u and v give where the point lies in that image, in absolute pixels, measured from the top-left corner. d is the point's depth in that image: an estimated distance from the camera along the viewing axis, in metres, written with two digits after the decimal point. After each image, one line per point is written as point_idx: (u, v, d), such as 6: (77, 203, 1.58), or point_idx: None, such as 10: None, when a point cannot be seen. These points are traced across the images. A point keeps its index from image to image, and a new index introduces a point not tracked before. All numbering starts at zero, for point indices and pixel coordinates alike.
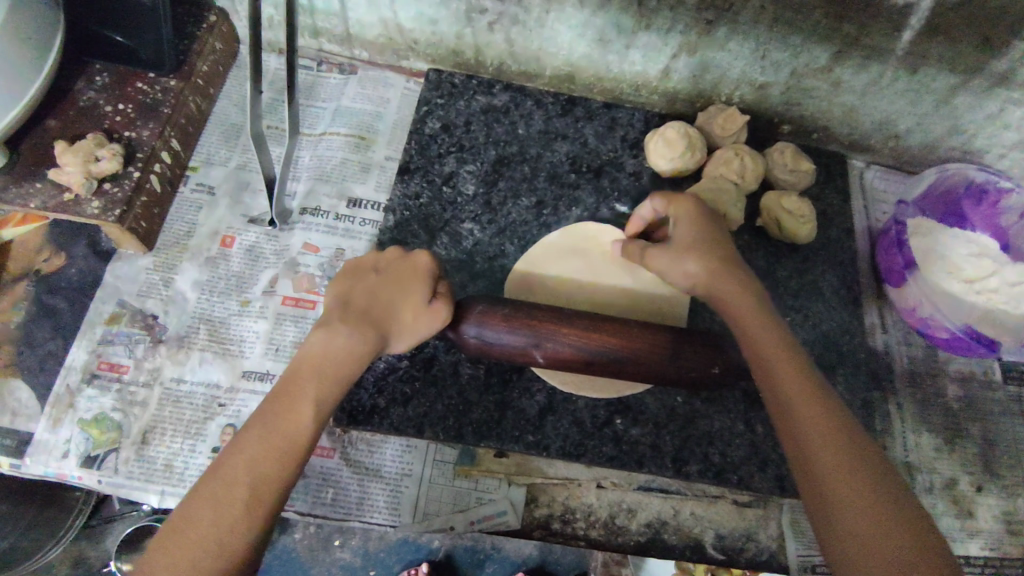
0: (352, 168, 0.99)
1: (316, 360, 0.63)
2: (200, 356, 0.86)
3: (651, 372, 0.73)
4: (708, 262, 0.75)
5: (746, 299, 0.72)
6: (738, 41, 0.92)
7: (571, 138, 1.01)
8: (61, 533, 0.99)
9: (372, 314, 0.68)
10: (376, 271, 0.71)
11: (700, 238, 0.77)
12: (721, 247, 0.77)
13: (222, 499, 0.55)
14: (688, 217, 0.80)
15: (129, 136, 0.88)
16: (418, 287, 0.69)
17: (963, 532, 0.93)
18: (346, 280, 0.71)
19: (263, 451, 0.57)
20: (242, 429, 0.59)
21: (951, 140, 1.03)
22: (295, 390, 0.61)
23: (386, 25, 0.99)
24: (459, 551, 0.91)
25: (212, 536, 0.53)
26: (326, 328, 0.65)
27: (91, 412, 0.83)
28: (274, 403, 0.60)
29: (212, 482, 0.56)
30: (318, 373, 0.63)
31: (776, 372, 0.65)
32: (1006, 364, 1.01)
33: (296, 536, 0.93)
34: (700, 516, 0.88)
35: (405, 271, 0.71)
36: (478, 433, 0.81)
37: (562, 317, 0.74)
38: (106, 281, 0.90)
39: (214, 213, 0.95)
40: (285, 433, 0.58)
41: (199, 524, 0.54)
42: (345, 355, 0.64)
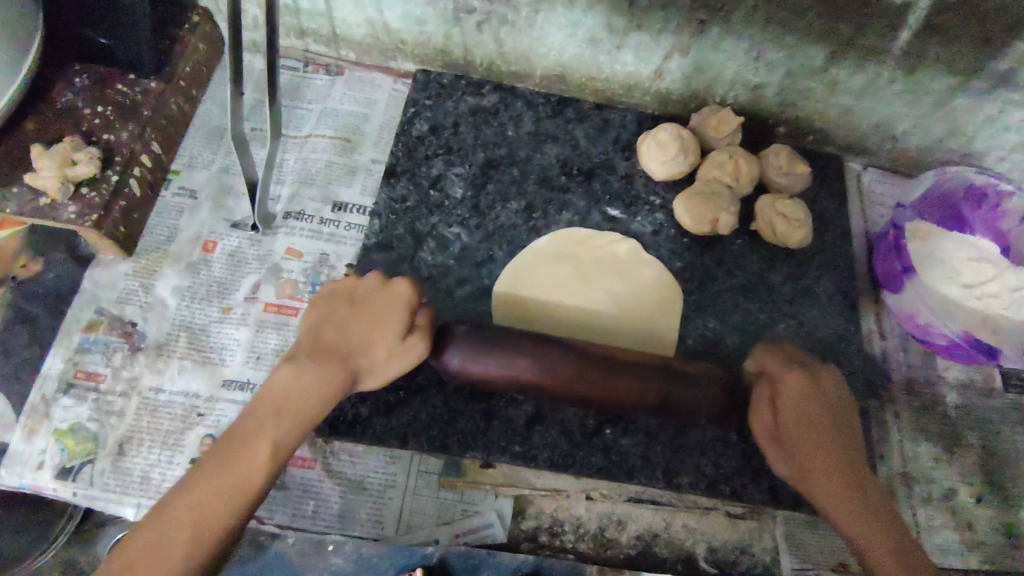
0: (337, 170, 0.97)
1: (276, 399, 0.66)
2: (180, 364, 0.84)
3: (637, 403, 0.71)
4: (807, 458, 0.70)
5: (835, 489, 0.69)
6: (731, 41, 0.90)
7: (562, 140, 0.99)
8: (50, 536, 0.94)
9: (340, 350, 0.69)
10: (351, 301, 0.71)
11: (802, 436, 0.70)
12: (817, 438, 0.70)
13: (174, 529, 0.59)
14: (791, 408, 0.71)
15: (108, 139, 0.86)
16: (389, 325, 0.68)
17: (964, 545, 0.90)
18: (322, 307, 0.71)
19: (217, 486, 0.61)
20: (203, 459, 0.63)
21: (949, 143, 1.01)
22: (257, 426, 0.64)
23: (372, 25, 0.97)
24: (454, 556, 0.81)
25: (157, 567, 0.58)
26: (294, 364, 0.67)
27: (67, 422, 0.81)
28: (236, 436, 0.64)
29: (164, 514, 0.60)
30: (279, 411, 0.65)
31: (865, 540, 0.68)
32: (1006, 371, 0.98)
33: (290, 540, 0.81)
34: (692, 528, 0.86)
35: (378, 305, 0.70)
36: (463, 443, 0.79)
37: (548, 355, 0.70)
38: (84, 287, 0.88)
39: (196, 217, 0.93)
40: (241, 470, 0.62)
41: (150, 550, 0.58)
42: (306, 397, 0.66)
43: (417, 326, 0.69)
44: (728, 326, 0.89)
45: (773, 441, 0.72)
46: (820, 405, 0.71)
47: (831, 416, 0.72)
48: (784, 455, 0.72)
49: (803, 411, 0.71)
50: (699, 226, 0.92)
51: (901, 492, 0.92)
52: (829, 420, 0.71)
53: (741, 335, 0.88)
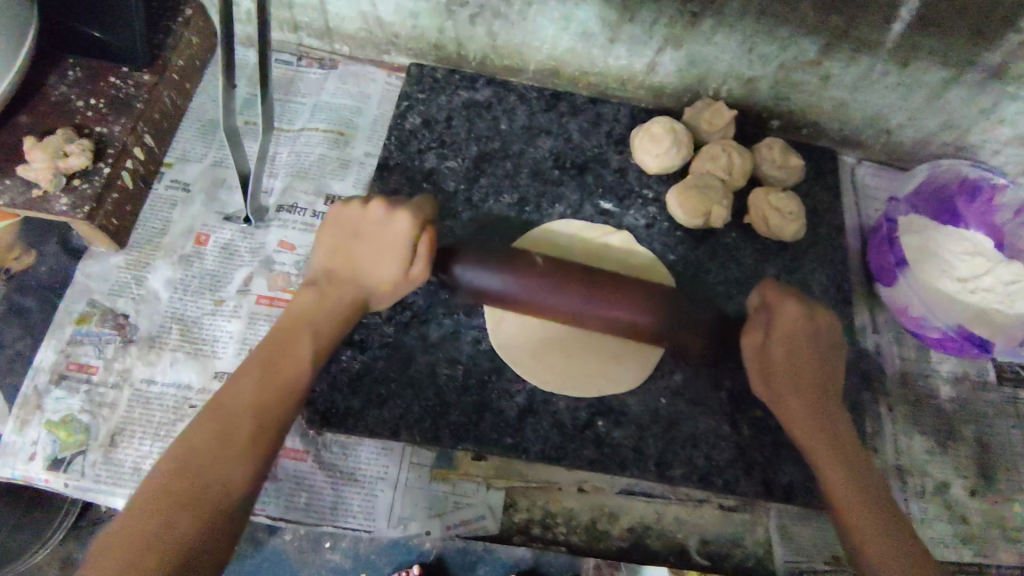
0: (331, 164, 0.97)
1: (302, 320, 0.72)
2: (172, 356, 0.84)
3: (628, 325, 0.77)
4: (788, 389, 0.75)
5: (811, 425, 0.73)
6: (724, 34, 0.90)
7: (555, 134, 0.99)
8: (47, 532, 0.94)
9: (354, 281, 0.75)
10: (357, 236, 0.76)
11: (789, 367, 0.75)
12: (802, 373, 0.75)
13: (227, 440, 0.62)
14: (782, 344, 0.75)
15: (100, 131, 0.86)
16: (395, 249, 0.73)
17: (958, 539, 0.90)
18: (333, 241, 0.77)
19: (261, 399, 0.65)
20: (240, 384, 0.66)
21: (943, 136, 1.00)
22: (286, 349, 0.70)
23: (366, 18, 0.98)
24: (451, 552, 0.88)
25: (218, 457, 0.61)
26: (312, 293, 0.74)
27: (59, 414, 0.81)
28: (270, 360, 0.69)
29: (215, 417, 0.64)
30: (304, 335, 0.71)
31: (830, 479, 0.71)
32: (1001, 364, 0.98)
33: (287, 537, 0.88)
34: (685, 521, 0.86)
35: (385, 232, 0.74)
36: (455, 435, 0.79)
37: (547, 282, 0.76)
38: (77, 280, 0.88)
39: (189, 210, 0.93)
40: (283, 386, 0.67)
41: (198, 467, 0.60)
42: (330, 317, 0.73)
43: (421, 251, 0.73)
44: None
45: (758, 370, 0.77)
46: (812, 346, 0.75)
47: (815, 356, 0.76)
48: (767, 385, 0.76)
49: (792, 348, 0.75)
50: (693, 215, 0.90)
51: (895, 485, 0.92)
52: (815, 361, 0.75)
53: None
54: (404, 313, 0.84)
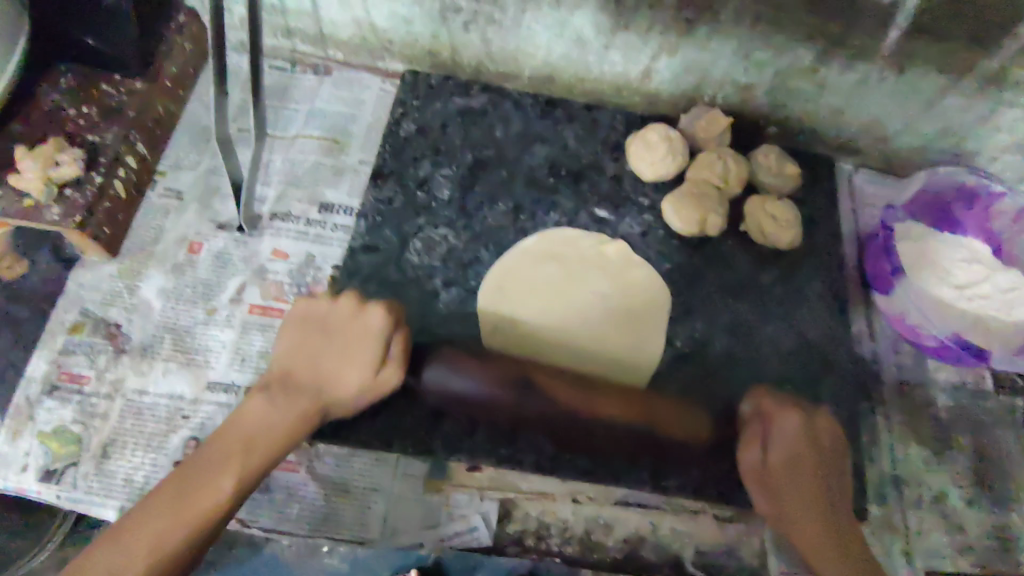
0: (325, 171, 0.97)
1: (249, 429, 0.72)
2: (164, 366, 0.84)
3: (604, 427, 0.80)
4: (792, 499, 0.75)
5: (820, 538, 0.73)
6: (720, 40, 0.89)
7: (550, 141, 0.98)
8: (42, 540, 0.93)
9: (312, 375, 0.76)
10: (325, 330, 0.78)
11: (791, 485, 0.76)
12: (804, 492, 0.75)
13: (144, 536, 0.64)
14: (784, 458, 0.76)
15: (92, 139, 0.86)
16: (362, 350, 0.75)
17: (955, 549, 0.90)
18: (300, 331, 0.78)
19: (185, 499, 0.67)
20: (179, 475, 0.69)
21: (940, 143, 1.00)
22: (228, 448, 0.71)
23: (359, 24, 0.97)
24: (449, 557, 0.82)
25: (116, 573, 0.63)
26: (266, 399, 0.74)
27: (51, 425, 0.81)
28: (209, 455, 0.70)
29: (134, 522, 0.65)
30: (249, 436, 0.72)
31: None
32: (998, 373, 0.98)
33: (285, 543, 0.84)
34: (680, 531, 0.85)
35: (353, 333, 0.76)
36: (448, 446, 0.79)
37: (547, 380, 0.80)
38: (69, 289, 0.87)
39: (182, 218, 0.93)
40: (212, 487, 0.68)
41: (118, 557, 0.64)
42: (273, 430, 0.72)
43: (393, 352, 0.76)
44: (716, 328, 0.88)
45: (759, 481, 0.77)
46: (812, 459, 0.76)
47: (816, 468, 0.76)
48: (768, 496, 0.76)
49: (792, 459, 0.76)
50: (686, 228, 0.91)
51: (890, 494, 0.91)
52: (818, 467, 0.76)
53: (729, 337, 0.88)
54: None
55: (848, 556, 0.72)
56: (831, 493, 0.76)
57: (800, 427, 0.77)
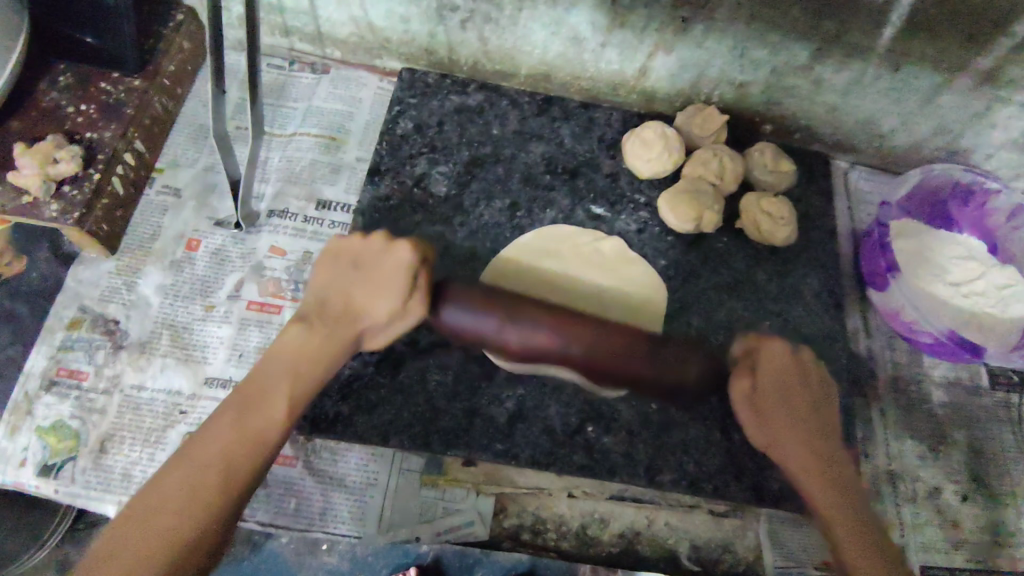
0: (322, 169, 0.97)
1: (291, 357, 0.69)
2: (162, 362, 0.84)
3: (621, 362, 0.76)
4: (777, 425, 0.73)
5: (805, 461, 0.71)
6: (715, 38, 0.90)
7: (547, 139, 0.99)
8: (42, 535, 0.93)
9: (347, 309, 0.72)
10: (356, 266, 0.73)
11: (780, 402, 0.73)
12: (795, 410, 0.73)
13: (196, 480, 0.60)
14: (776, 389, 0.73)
15: (90, 136, 0.86)
16: (393, 284, 0.71)
17: (949, 544, 0.90)
18: (330, 265, 0.73)
19: (237, 439, 0.63)
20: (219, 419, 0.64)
21: (936, 141, 1.00)
22: (270, 385, 0.67)
23: (357, 23, 0.98)
24: (449, 554, 0.84)
25: (189, 498, 0.59)
26: (305, 327, 0.70)
27: (49, 420, 0.81)
28: (250, 396, 0.66)
29: (200, 446, 0.62)
30: (292, 372, 0.68)
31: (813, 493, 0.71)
32: (993, 369, 0.98)
33: (285, 539, 0.84)
34: (675, 526, 0.85)
35: (387, 267, 0.72)
36: (445, 441, 0.79)
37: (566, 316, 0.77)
38: (68, 285, 0.88)
39: (180, 215, 0.93)
40: (262, 425, 0.65)
41: (167, 508, 0.59)
42: (320, 355, 0.70)
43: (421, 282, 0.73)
44: (712, 324, 0.89)
45: (748, 404, 0.74)
46: (803, 381, 0.74)
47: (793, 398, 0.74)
48: (754, 417, 0.73)
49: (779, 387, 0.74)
50: (684, 223, 0.91)
51: (885, 489, 0.92)
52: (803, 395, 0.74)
53: (724, 333, 0.88)
54: None
55: (827, 474, 0.71)
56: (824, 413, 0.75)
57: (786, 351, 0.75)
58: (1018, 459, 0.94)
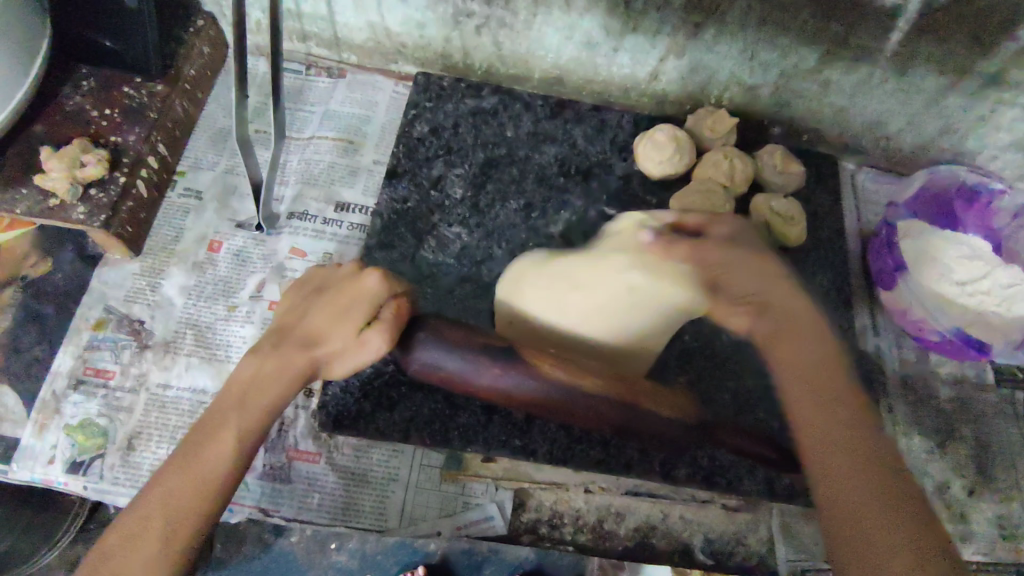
0: (340, 171, 0.99)
1: (243, 388, 0.65)
2: (187, 361, 0.86)
3: (563, 399, 0.76)
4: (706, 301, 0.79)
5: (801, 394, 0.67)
6: (726, 42, 0.92)
7: (560, 141, 1.01)
8: (56, 537, 0.95)
9: (304, 335, 0.68)
10: (321, 291, 0.70)
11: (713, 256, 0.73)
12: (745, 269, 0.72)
13: (136, 531, 0.58)
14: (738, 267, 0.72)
15: (115, 140, 0.88)
16: (352, 311, 0.67)
17: (957, 537, 0.92)
18: (298, 294, 0.72)
19: (178, 484, 0.60)
20: (166, 463, 0.62)
21: (941, 142, 1.02)
22: (217, 422, 0.64)
23: (373, 28, 0.99)
24: (456, 554, 0.83)
25: (134, 553, 0.57)
26: (256, 356, 0.67)
27: (77, 418, 0.83)
28: (197, 436, 0.63)
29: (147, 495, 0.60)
30: (241, 405, 0.64)
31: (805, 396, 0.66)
32: (999, 365, 1.00)
33: (293, 539, 0.84)
34: (689, 520, 0.87)
35: (349, 292, 0.69)
36: (464, 437, 0.81)
37: (560, 380, 0.75)
38: (94, 286, 0.90)
39: (202, 217, 0.95)
40: (205, 463, 0.61)
41: (114, 561, 0.57)
42: (271, 382, 0.66)
43: (385, 318, 0.68)
44: None
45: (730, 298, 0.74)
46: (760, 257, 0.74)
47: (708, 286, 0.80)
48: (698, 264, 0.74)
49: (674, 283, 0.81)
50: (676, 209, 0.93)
51: None
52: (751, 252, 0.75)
53: None
54: None
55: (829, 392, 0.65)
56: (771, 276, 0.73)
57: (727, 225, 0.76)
58: None
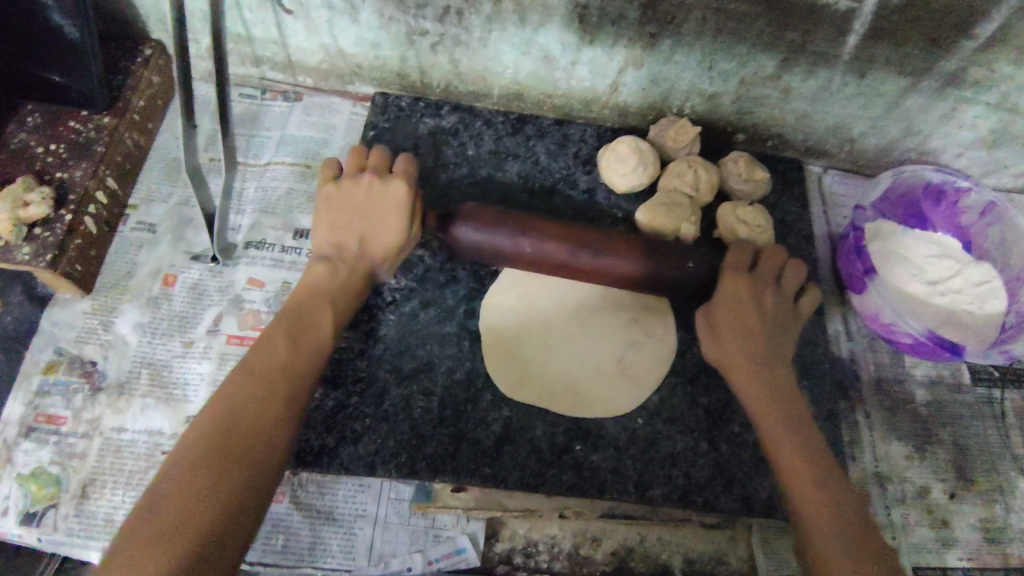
0: (298, 198, 0.97)
1: (321, 290, 0.75)
2: (143, 402, 0.83)
3: (598, 269, 0.80)
4: (741, 367, 0.79)
5: (784, 441, 0.73)
6: (683, 52, 0.91)
7: (522, 157, 0.99)
8: None
9: (358, 244, 0.77)
10: (358, 206, 0.77)
11: (751, 332, 0.79)
12: (750, 333, 0.79)
13: (256, 400, 0.63)
14: (735, 321, 0.80)
15: (61, 177, 0.86)
16: (393, 213, 0.77)
17: (939, 543, 0.91)
18: (327, 213, 0.78)
19: (291, 353, 0.68)
20: (265, 338, 0.70)
21: (904, 143, 1.02)
22: (308, 313, 0.73)
23: (327, 50, 0.97)
24: None
25: (264, 411, 0.63)
26: (323, 264, 0.76)
27: (29, 467, 0.80)
28: (291, 326, 0.71)
29: (252, 368, 0.66)
30: (328, 299, 0.75)
31: (774, 431, 0.74)
32: (973, 366, 0.99)
33: None
34: (668, 541, 0.85)
35: (382, 201, 0.77)
36: (432, 468, 0.78)
37: (585, 239, 0.80)
38: (42, 328, 0.87)
39: (156, 251, 0.92)
40: (310, 342, 0.71)
41: (238, 418, 0.61)
42: (343, 284, 0.76)
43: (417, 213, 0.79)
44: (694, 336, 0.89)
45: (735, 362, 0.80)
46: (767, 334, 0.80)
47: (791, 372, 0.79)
48: (710, 336, 0.81)
49: (741, 327, 0.79)
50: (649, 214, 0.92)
51: (875, 491, 0.92)
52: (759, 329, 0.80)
53: None
54: (377, 347, 0.84)
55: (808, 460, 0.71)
56: (780, 333, 0.81)
57: (733, 287, 0.81)
58: (1002, 454, 0.95)
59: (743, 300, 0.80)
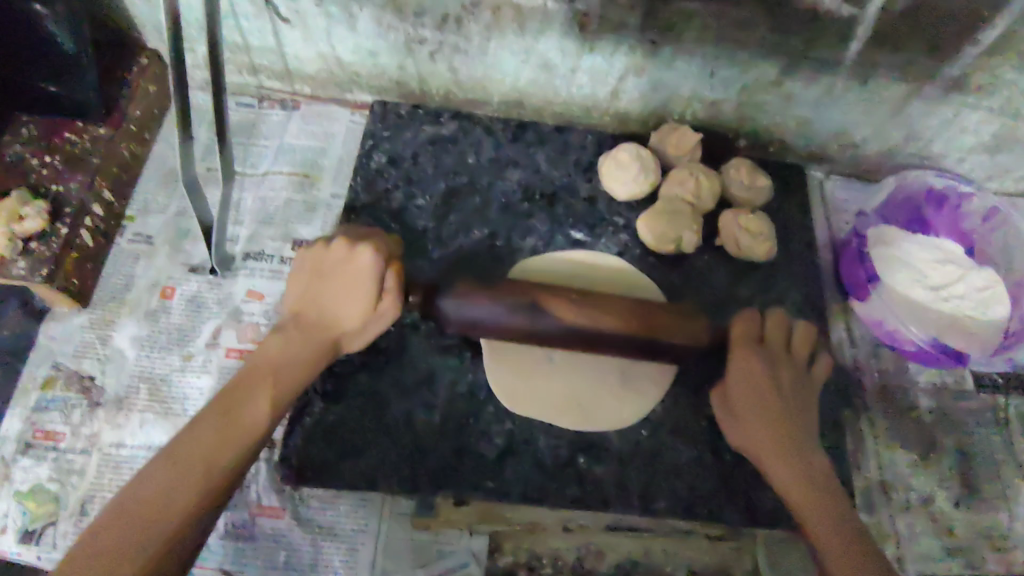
0: (297, 208, 0.96)
1: (273, 364, 0.69)
2: (141, 417, 0.82)
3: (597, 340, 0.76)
4: (753, 429, 0.75)
5: (795, 484, 0.71)
6: (684, 60, 0.90)
7: (523, 165, 0.98)
8: None
9: (321, 316, 0.72)
10: (325, 276, 0.73)
11: (764, 398, 0.76)
12: (764, 400, 0.76)
13: (166, 494, 0.58)
14: (751, 393, 0.76)
15: (57, 190, 0.86)
16: (361, 287, 0.71)
17: (944, 551, 0.90)
18: (300, 282, 0.75)
19: (217, 438, 0.62)
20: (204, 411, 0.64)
21: (907, 148, 1.01)
22: (248, 389, 0.67)
23: (325, 58, 0.97)
24: None
25: (169, 505, 0.58)
26: (280, 336, 0.71)
27: (27, 484, 0.79)
28: (228, 400, 0.65)
29: (173, 455, 0.60)
30: (275, 373, 0.69)
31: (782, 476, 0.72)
32: (977, 372, 0.99)
33: None
34: (671, 552, 0.85)
35: (350, 273, 0.71)
36: (434, 482, 0.78)
37: (585, 310, 0.75)
38: (39, 342, 0.86)
39: (154, 263, 0.91)
40: (241, 427, 0.64)
41: (140, 510, 0.57)
42: (299, 361, 0.70)
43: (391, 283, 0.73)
44: None
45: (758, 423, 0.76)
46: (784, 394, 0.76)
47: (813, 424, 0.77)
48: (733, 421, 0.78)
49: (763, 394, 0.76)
50: (652, 231, 0.91)
51: (880, 500, 0.91)
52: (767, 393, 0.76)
53: None
54: (378, 360, 0.83)
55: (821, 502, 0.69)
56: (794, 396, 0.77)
57: (747, 359, 0.77)
58: (1006, 461, 0.94)
59: (760, 369, 0.77)
